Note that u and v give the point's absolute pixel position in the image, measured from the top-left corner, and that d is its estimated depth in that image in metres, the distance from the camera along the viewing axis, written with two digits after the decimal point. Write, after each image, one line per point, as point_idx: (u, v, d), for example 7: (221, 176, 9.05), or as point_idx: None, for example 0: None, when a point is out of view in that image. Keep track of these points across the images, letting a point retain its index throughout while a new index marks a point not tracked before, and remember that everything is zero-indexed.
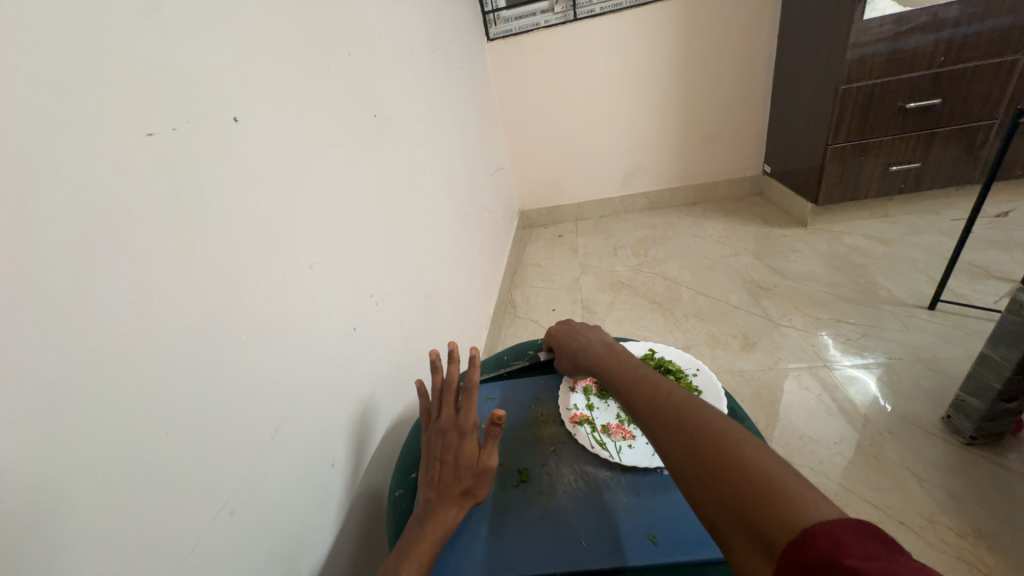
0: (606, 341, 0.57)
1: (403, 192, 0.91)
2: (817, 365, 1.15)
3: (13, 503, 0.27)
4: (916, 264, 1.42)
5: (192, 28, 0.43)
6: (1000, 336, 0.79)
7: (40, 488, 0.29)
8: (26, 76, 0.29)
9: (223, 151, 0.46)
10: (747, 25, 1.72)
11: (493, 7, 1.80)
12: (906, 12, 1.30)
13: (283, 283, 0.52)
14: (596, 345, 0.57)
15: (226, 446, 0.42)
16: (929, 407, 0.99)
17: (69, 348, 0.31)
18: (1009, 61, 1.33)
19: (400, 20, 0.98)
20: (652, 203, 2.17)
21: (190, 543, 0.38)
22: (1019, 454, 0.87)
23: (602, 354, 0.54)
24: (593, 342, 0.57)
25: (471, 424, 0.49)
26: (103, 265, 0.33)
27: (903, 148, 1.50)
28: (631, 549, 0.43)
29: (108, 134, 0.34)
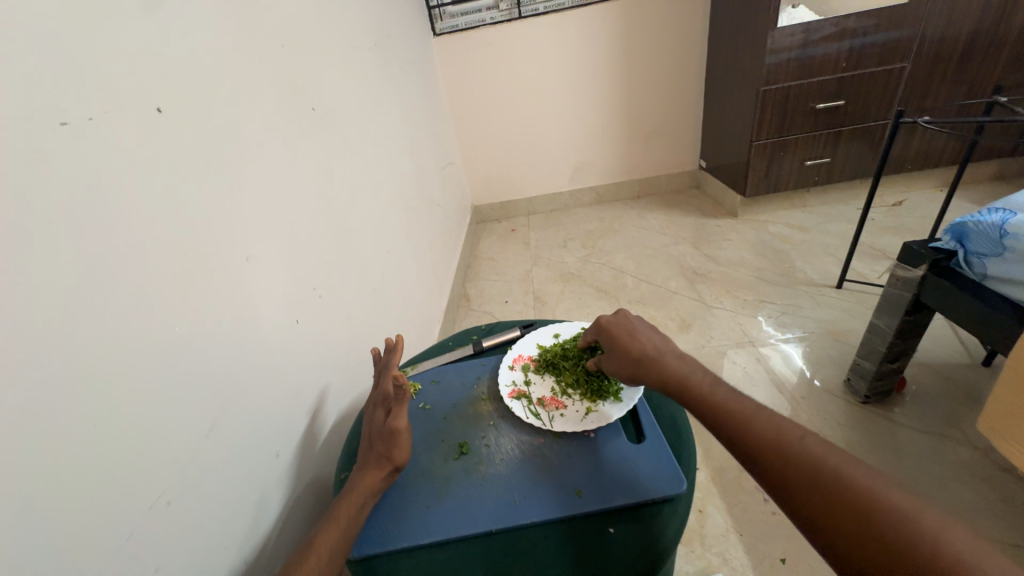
0: (674, 351, 0.54)
1: (347, 185, 0.90)
2: (743, 342, 1.27)
3: None
4: (828, 248, 1.59)
5: (110, 15, 0.42)
6: (883, 306, 0.91)
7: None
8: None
9: (148, 141, 0.45)
10: (680, 29, 1.83)
11: (438, 1, 1.79)
12: (814, 22, 1.44)
13: (219, 275, 0.52)
14: (663, 353, 0.54)
15: (163, 437, 0.42)
16: (834, 374, 1.12)
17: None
18: (898, 68, 1.51)
19: (338, 11, 0.97)
20: (599, 197, 2.27)
21: (127, 533, 0.38)
22: (904, 409, 1.01)
23: (672, 365, 0.52)
24: (658, 350, 0.54)
25: (387, 395, 0.54)
26: (18, 255, 0.33)
27: (815, 145, 1.66)
28: (558, 503, 0.47)
29: (20, 123, 0.34)
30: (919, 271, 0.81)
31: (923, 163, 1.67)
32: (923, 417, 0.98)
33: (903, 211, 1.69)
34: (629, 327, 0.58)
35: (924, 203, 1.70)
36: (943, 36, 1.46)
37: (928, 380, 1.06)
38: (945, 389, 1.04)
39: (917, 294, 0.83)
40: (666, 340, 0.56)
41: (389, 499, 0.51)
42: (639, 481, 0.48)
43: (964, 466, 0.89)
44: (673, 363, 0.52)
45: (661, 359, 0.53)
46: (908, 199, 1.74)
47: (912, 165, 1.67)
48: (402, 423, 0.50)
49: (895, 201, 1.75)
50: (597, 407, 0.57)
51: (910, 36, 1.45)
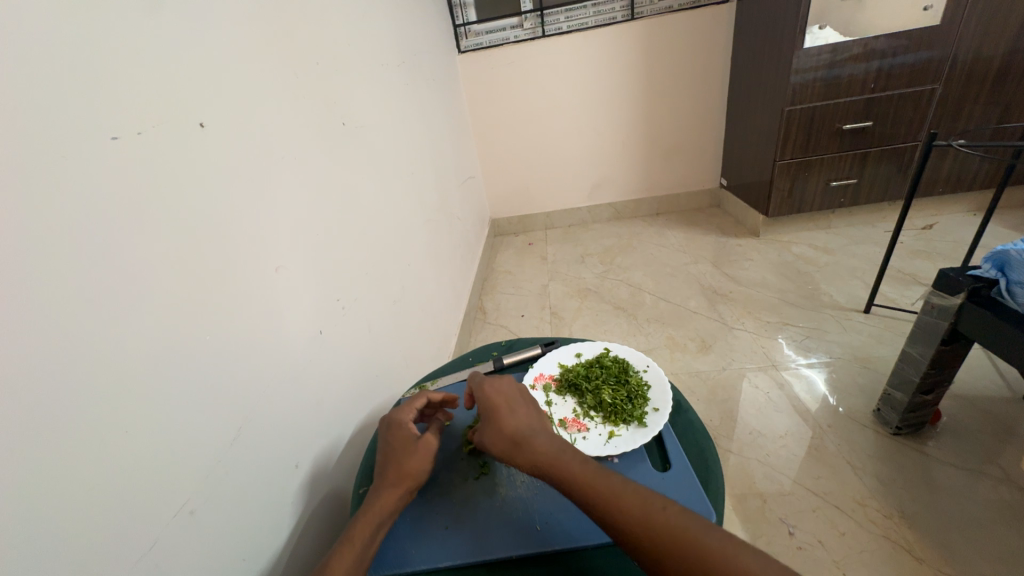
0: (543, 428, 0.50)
1: (372, 198, 0.92)
2: (767, 365, 1.23)
3: None
4: (854, 271, 1.55)
5: (158, 35, 0.44)
6: (917, 335, 0.87)
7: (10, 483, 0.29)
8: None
9: (190, 155, 0.47)
10: (703, 49, 1.84)
11: (464, 20, 1.84)
12: (841, 43, 1.43)
13: (250, 285, 0.53)
14: (536, 432, 0.49)
15: (190, 446, 0.43)
16: (863, 402, 1.08)
17: (33, 347, 0.31)
18: (929, 89, 1.48)
19: (369, 30, 1.00)
20: (618, 214, 2.26)
21: (151, 541, 0.38)
22: (939, 443, 0.97)
23: (544, 446, 0.47)
24: (531, 428, 0.49)
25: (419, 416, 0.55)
26: (67, 265, 0.34)
27: (842, 166, 1.64)
28: (582, 531, 0.46)
29: (73, 138, 0.35)
30: (956, 299, 0.78)
31: (954, 186, 1.63)
32: (959, 452, 0.94)
33: (934, 235, 1.64)
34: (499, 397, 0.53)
35: (956, 228, 1.65)
36: (976, 58, 1.43)
37: (964, 413, 1.02)
38: (982, 423, 0.99)
39: (953, 323, 0.80)
40: (534, 413, 0.52)
41: (408, 518, 0.50)
42: None
43: (1005, 505, 0.84)
44: (542, 445, 0.47)
45: (533, 439, 0.48)
46: (938, 222, 1.69)
47: (943, 188, 1.63)
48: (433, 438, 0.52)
49: (925, 224, 1.70)
50: (621, 431, 0.56)
51: (941, 57, 1.43)
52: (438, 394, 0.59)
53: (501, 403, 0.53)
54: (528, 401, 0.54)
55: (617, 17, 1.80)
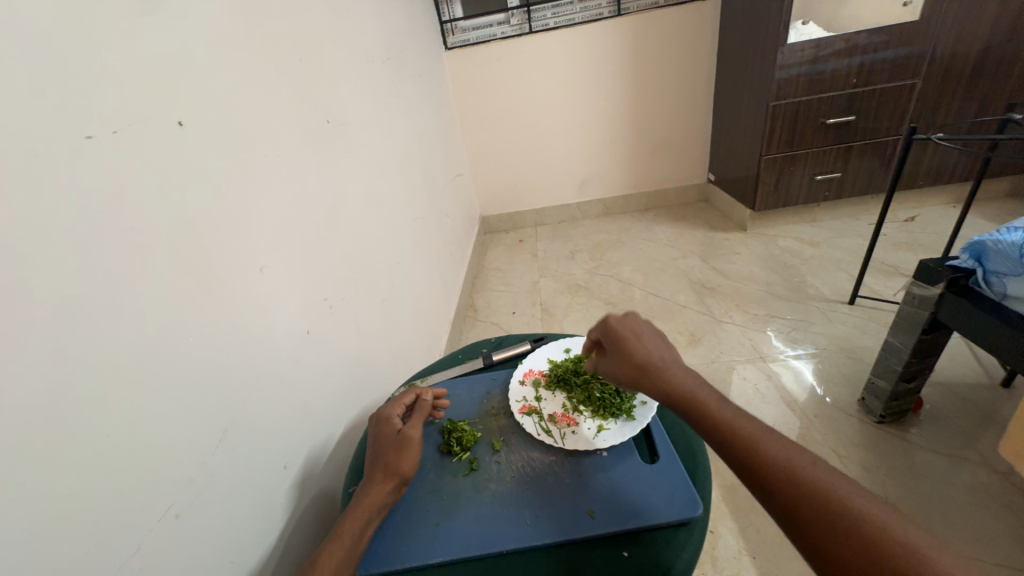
0: (676, 360, 0.52)
1: (359, 196, 0.91)
2: (754, 357, 1.25)
3: None
4: (839, 264, 1.57)
5: (133, 31, 0.43)
6: (900, 324, 0.89)
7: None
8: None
9: (169, 154, 0.46)
10: (690, 44, 1.85)
11: (450, 16, 1.83)
12: (824, 38, 1.44)
13: (234, 285, 0.53)
14: (670, 364, 0.51)
15: (174, 449, 0.42)
16: (848, 391, 1.10)
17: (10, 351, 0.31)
18: (909, 84, 1.51)
19: (353, 27, 0.99)
20: (607, 209, 2.27)
21: (136, 545, 0.38)
22: (921, 430, 0.99)
23: (676, 377, 0.49)
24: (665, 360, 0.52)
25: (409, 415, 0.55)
26: (41, 265, 0.33)
27: (826, 160, 1.66)
28: (571, 524, 0.47)
29: (46, 136, 0.34)
30: (936, 289, 0.80)
31: (935, 179, 1.66)
32: (941, 438, 0.96)
33: (915, 227, 1.67)
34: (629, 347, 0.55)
35: (936, 219, 1.68)
36: (954, 52, 1.46)
37: (944, 400, 1.04)
38: (963, 409, 1.01)
39: (934, 313, 0.82)
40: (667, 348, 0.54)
41: (398, 515, 0.50)
42: (651, 503, 0.47)
43: (984, 489, 0.86)
44: (676, 375, 0.50)
45: (667, 370, 0.50)
46: (920, 214, 1.73)
47: (924, 180, 1.66)
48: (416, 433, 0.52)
49: (907, 216, 1.74)
50: (609, 425, 0.57)
51: (921, 52, 1.45)
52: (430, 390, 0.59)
53: (636, 335, 0.55)
54: (661, 338, 0.55)
55: (603, 12, 1.80)
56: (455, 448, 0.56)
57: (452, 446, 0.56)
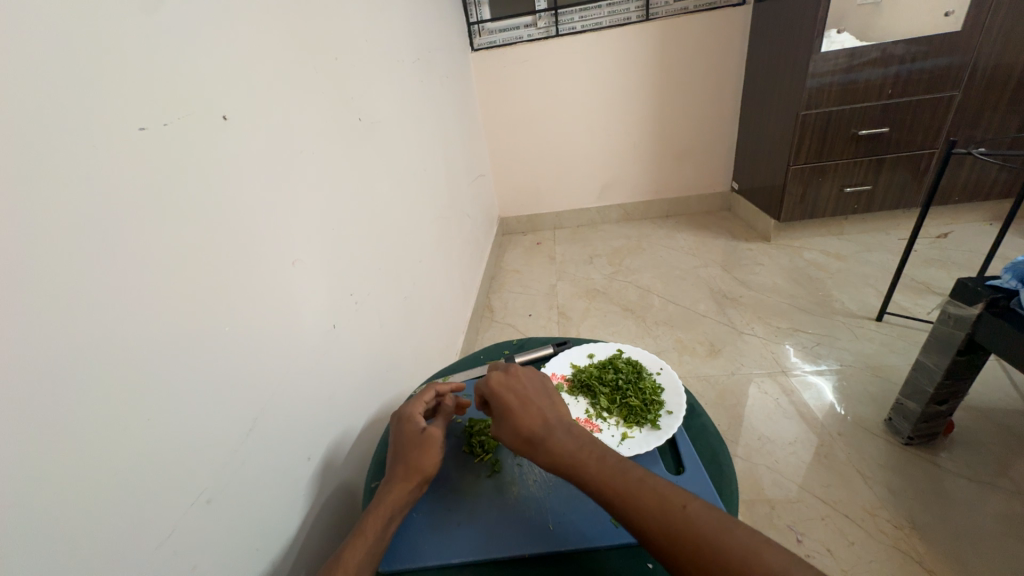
0: (564, 424, 0.49)
1: (386, 195, 0.92)
2: (776, 371, 1.22)
3: (15, 481, 0.29)
4: (867, 278, 1.53)
5: (183, 28, 0.45)
6: (932, 345, 0.87)
7: (27, 478, 0.29)
8: (13, 66, 0.30)
9: (214, 147, 0.47)
10: (719, 51, 1.83)
11: (478, 18, 1.84)
12: (859, 47, 1.41)
13: (268, 277, 0.54)
14: (555, 430, 0.48)
15: (208, 435, 0.43)
16: (874, 410, 1.07)
17: (53, 341, 0.32)
18: (947, 96, 1.46)
19: (386, 26, 1.01)
20: (627, 215, 2.26)
21: (169, 529, 0.39)
22: (951, 454, 0.95)
23: (561, 443, 0.47)
24: (550, 426, 0.49)
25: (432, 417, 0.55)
26: (89, 258, 0.34)
27: (856, 171, 1.62)
28: (595, 532, 0.46)
29: (103, 128, 0.36)
30: (974, 310, 0.77)
31: (971, 195, 1.61)
32: (972, 465, 0.92)
33: (949, 244, 1.62)
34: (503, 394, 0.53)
35: (971, 237, 1.63)
36: (997, 65, 1.41)
37: (976, 425, 1.00)
38: (996, 435, 0.97)
39: (970, 334, 0.79)
40: (559, 409, 0.51)
41: (420, 513, 0.51)
42: None
43: (1018, 520, 0.82)
44: (561, 440, 0.47)
45: (551, 438, 0.47)
46: (954, 231, 1.67)
47: (959, 196, 1.61)
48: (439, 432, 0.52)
49: (940, 233, 1.68)
50: (633, 433, 0.56)
51: (961, 63, 1.41)
52: (450, 390, 0.60)
53: (525, 399, 0.52)
54: (548, 400, 0.52)
55: (632, 17, 1.79)
56: (477, 449, 0.56)
57: (474, 447, 0.56)
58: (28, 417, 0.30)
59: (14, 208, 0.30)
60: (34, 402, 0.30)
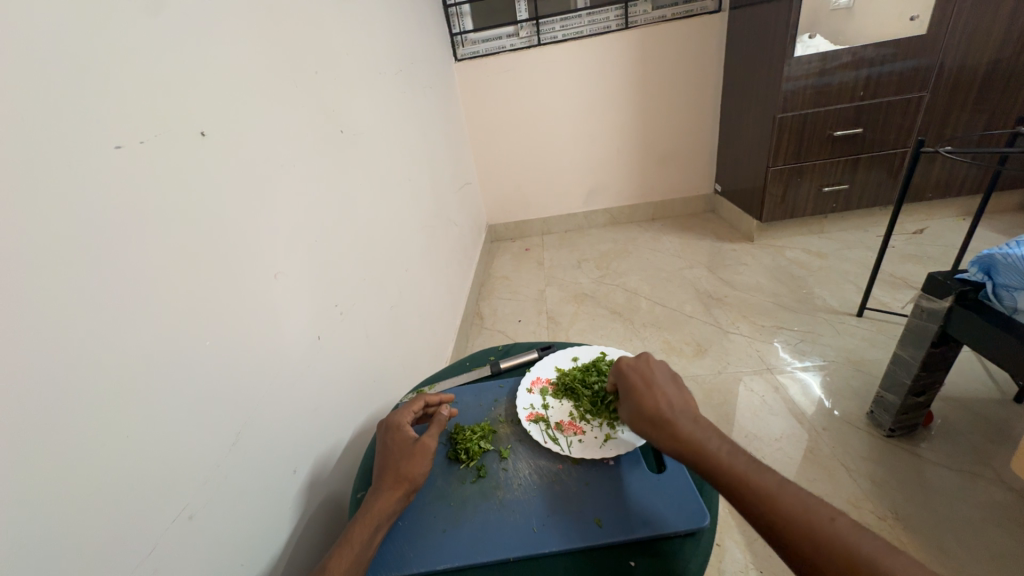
0: (690, 413, 0.51)
1: (370, 205, 0.93)
2: (762, 369, 1.24)
3: None
4: (847, 275, 1.56)
5: (159, 45, 0.45)
6: (908, 338, 0.89)
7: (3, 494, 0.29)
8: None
9: (192, 161, 0.47)
10: (697, 57, 1.87)
11: (460, 29, 1.87)
12: (831, 51, 1.46)
13: (250, 289, 0.54)
14: (679, 414, 0.50)
15: (190, 449, 0.43)
16: (857, 404, 1.09)
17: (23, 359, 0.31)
18: (917, 97, 1.51)
19: (367, 38, 1.02)
20: (613, 219, 2.28)
21: (151, 545, 0.38)
22: (932, 445, 0.98)
23: (686, 427, 0.49)
24: (672, 410, 0.51)
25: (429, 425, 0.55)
26: (64, 273, 0.34)
27: (833, 171, 1.66)
28: (579, 533, 0.47)
29: (77, 145, 0.36)
30: (945, 303, 0.80)
31: (944, 192, 1.66)
32: (953, 454, 0.95)
33: (924, 240, 1.66)
34: (626, 370, 0.56)
35: (946, 232, 1.68)
36: (962, 66, 1.46)
37: (955, 416, 1.03)
38: (975, 425, 1.00)
39: (943, 326, 0.82)
40: (686, 397, 0.52)
41: (406, 521, 0.51)
42: (659, 513, 0.48)
43: (997, 507, 0.85)
44: (685, 426, 0.49)
45: (675, 422, 0.49)
46: (929, 227, 1.72)
47: (933, 193, 1.66)
48: (433, 441, 0.53)
49: (917, 229, 1.73)
50: (616, 434, 0.57)
51: (928, 65, 1.46)
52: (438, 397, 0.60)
53: (654, 382, 0.54)
54: (675, 386, 0.54)
55: (612, 26, 1.83)
56: (463, 455, 0.56)
57: (460, 453, 0.57)
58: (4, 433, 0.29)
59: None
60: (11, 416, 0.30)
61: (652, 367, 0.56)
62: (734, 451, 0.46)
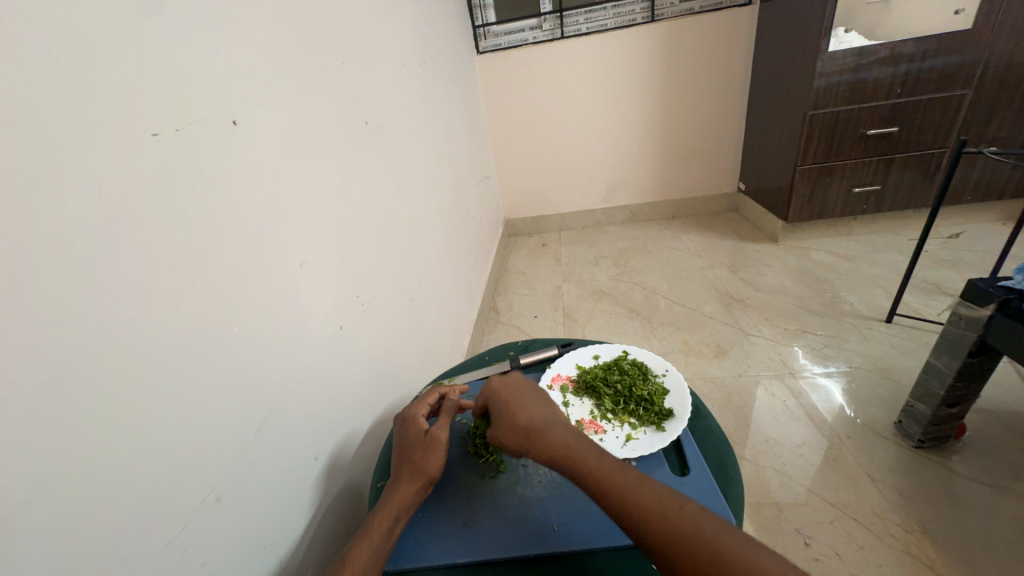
0: (562, 422, 0.50)
1: (392, 198, 0.93)
2: (784, 373, 1.21)
3: (28, 479, 0.29)
4: (876, 279, 1.51)
5: (194, 33, 0.46)
6: (943, 346, 0.86)
7: (31, 479, 0.30)
8: (18, 70, 0.30)
9: (223, 150, 0.48)
10: (725, 51, 1.82)
11: (483, 21, 1.85)
12: (868, 46, 1.40)
13: (277, 278, 0.55)
14: (551, 424, 0.49)
15: (216, 434, 0.44)
16: (884, 413, 1.06)
17: (57, 341, 0.32)
18: (959, 95, 1.44)
19: (391, 29, 1.01)
20: (633, 216, 2.25)
21: (179, 526, 0.39)
22: (963, 458, 0.94)
23: (558, 436, 0.47)
24: (546, 420, 0.50)
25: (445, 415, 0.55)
26: (97, 260, 0.35)
27: (865, 172, 1.60)
28: (600, 533, 0.47)
29: (116, 133, 0.37)
30: (985, 311, 0.76)
31: (983, 195, 1.59)
32: (985, 468, 0.91)
33: (960, 245, 1.60)
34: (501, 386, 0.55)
35: (984, 237, 1.61)
36: (1009, 62, 1.39)
37: (989, 429, 0.99)
38: (1010, 439, 0.96)
39: (982, 335, 0.78)
40: (551, 408, 0.52)
41: (425, 514, 0.51)
42: None
43: None
44: (556, 433, 0.48)
45: (548, 431, 0.48)
46: (965, 231, 1.65)
47: (972, 196, 1.59)
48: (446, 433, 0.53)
49: (952, 233, 1.66)
50: (638, 434, 0.57)
51: (972, 61, 1.39)
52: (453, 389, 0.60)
53: (518, 397, 0.53)
54: (541, 397, 0.54)
55: (637, 19, 1.79)
56: (482, 451, 0.56)
57: (479, 448, 0.57)
58: (30, 421, 0.30)
59: (19, 212, 0.30)
60: (38, 403, 0.30)
61: (521, 384, 0.56)
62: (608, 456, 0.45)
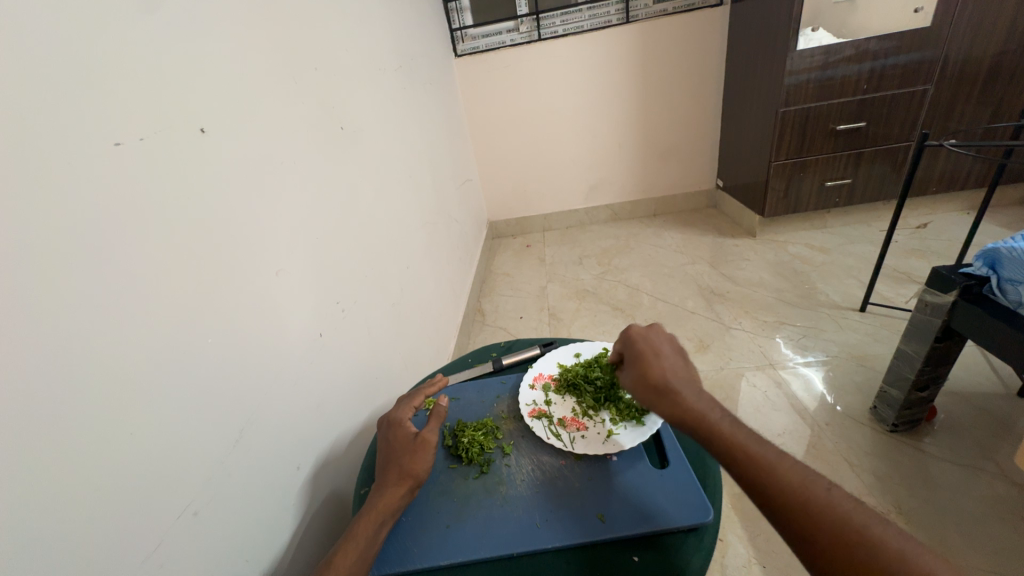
0: (695, 388, 0.52)
1: (370, 202, 0.93)
2: (765, 365, 1.24)
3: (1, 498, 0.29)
4: (850, 270, 1.56)
5: (161, 42, 0.45)
6: (912, 332, 0.89)
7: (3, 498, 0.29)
8: None
9: (193, 159, 0.48)
10: (699, 51, 1.85)
11: (460, 25, 1.86)
12: (835, 45, 1.44)
13: (253, 286, 0.55)
14: (682, 386, 0.51)
15: (194, 445, 0.43)
16: (861, 400, 1.09)
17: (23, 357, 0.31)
18: (921, 90, 1.50)
19: (366, 34, 1.01)
20: (615, 215, 2.28)
21: (157, 542, 0.39)
22: (935, 439, 0.97)
23: (689, 399, 0.50)
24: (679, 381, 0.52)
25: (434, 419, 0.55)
26: (63, 272, 0.34)
27: (836, 166, 1.65)
28: (583, 527, 0.47)
29: (81, 142, 0.36)
30: (949, 297, 0.79)
31: (947, 185, 1.65)
32: (955, 448, 0.95)
33: (928, 234, 1.65)
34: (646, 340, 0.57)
35: (950, 226, 1.67)
36: (967, 58, 1.45)
37: (958, 410, 1.03)
38: (978, 419, 1.00)
39: (947, 321, 0.81)
40: (690, 372, 0.54)
41: (409, 517, 0.51)
42: (660, 508, 0.48)
43: (1001, 502, 0.84)
44: (687, 396, 0.50)
45: (678, 392, 0.50)
46: (932, 221, 1.71)
47: (937, 187, 1.65)
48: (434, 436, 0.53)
49: (920, 223, 1.72)
50: (619, 429, 0.57)
51: (933, 57, 1.45)
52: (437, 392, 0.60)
53: (659, 354, 0.55)
54: (682, 360, 0.55)
55: (612, 20, 1.82)
56: (465, 453, 0.56)
57: (462, 450, 0.57)
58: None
59: None
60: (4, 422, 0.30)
61: (663, 338, 0.57)
62: (735, 424, 0.48)
